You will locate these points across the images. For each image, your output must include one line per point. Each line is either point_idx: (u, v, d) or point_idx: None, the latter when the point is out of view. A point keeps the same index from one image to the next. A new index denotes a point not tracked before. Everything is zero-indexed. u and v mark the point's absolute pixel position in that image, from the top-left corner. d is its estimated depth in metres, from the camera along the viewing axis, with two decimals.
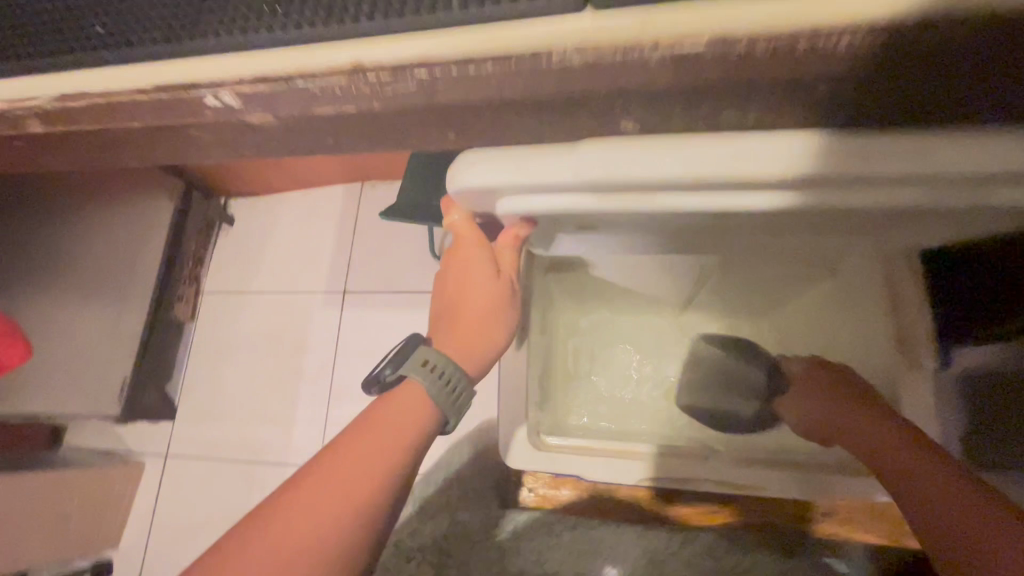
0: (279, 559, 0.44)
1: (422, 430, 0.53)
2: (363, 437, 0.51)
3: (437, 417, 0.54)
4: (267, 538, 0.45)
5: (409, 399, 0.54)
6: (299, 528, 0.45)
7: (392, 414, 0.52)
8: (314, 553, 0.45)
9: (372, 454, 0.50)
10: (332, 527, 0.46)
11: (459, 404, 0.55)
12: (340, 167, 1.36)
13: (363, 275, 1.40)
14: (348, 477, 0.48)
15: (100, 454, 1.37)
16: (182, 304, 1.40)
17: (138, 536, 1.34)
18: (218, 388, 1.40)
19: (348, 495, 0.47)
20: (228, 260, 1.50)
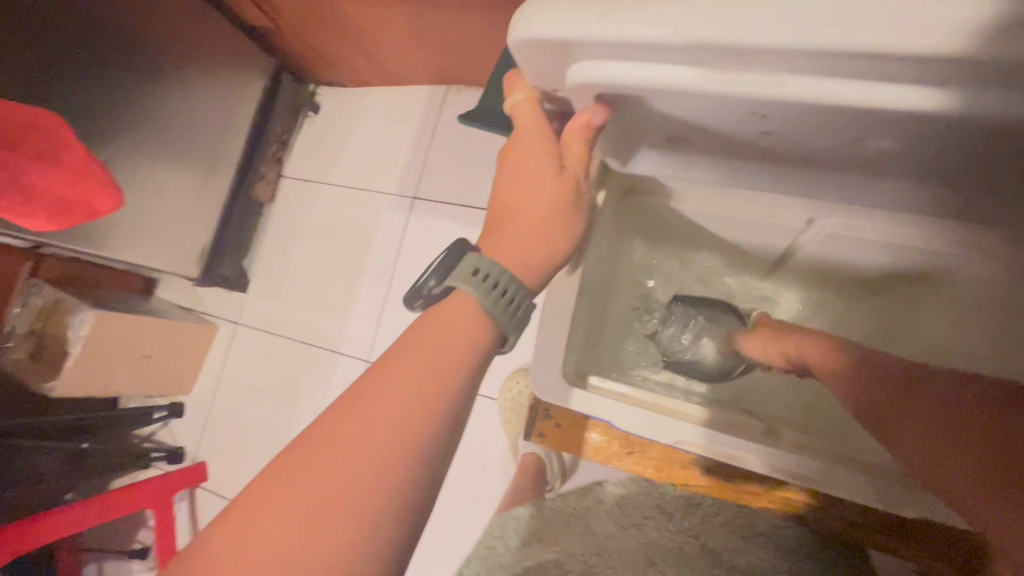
0: (312, 513, 0.35)
1: (476, 347, 0.41)
2: (399, 362, 0.39)
3: (494, 331, 0.42)
4: (293, 488, 0.35)
5: (456, 313, 0.41)
6: (332, 474, 0.36)
7: (441, 329, 0.41)
8: (355, 504, 0.35)
9: (413, 382, 0.38)
10: (374, 471, 0.36)
11: (519, 319, 0.42)
12: (427, 62, 1.29)
13: (434, 180, 1.37)
14: (386, 412, 0.37)
15: (181, 310, 1.50)
16: (262, 182, 1.44)
17: (206, 387, 1.48)
18: (286, 268, 1.47)
19: (389, 432, 0.37)
20: (308, 146, 1.52)
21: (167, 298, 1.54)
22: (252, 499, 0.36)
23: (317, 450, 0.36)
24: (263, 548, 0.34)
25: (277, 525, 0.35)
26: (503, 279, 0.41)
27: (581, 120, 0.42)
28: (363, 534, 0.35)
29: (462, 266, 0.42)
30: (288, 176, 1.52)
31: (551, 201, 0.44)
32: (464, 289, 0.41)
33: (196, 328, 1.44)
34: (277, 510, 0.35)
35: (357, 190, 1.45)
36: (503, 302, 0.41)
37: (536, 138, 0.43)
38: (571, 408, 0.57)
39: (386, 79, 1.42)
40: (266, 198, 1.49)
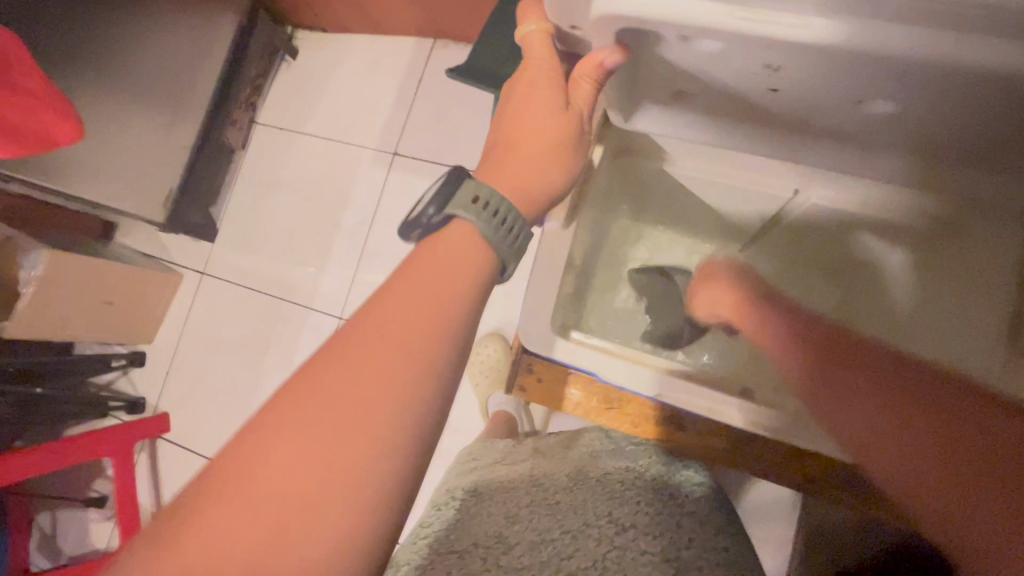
0: (316, 458, 0.32)
1: (479, 278, 0.39)
2: (392, 295, 0.36)
3: (494, 260, 0.40)
4: (292, 436, 0.32)
5: (457, 238, 0.39)
6: (328, 410, 0.33)
7: (436, 257, 0.38)
8: (338, 435, 0.33)
9: (407, 314, 0.36)
10: (380, 408, 0.33)
11: (518, 248, 0.41)
12: (415, 14, 1.25)
13: (416, 137, 1.33)
14: (386, 350, 0.34)
15: (143, 257, 1.44)
16: (233, 127, 1.37)
17: (168, 337, 1.44)
18: (257, 218, 1.41)
19: (392, 373, 0.34)
20: (284, 92, 1.45)
21: (126, 243, 1.47)
22: (246, 448, 0.32)
23: (313, 389, 0.33)
24: (267, 496, 0.31)
25: (265, 454, 0.32)
26: (503, 207, 0.40)
27: (594, 59, 0.40)
28: (373, 480, 0.33)
29: (462, 193, 0.40)
30: (262, 123, 1.45)
31: (551, 133, 0.42)
32: (466, 217, 0.40)
33: (160, 276, 1.39)
34: (279, 456, 0.32)
35: (337, 142, 1.40)
36: (505, 230, 0.40)
37: (540, 74, 0.42)
38: (552, 357, 0.58)
39: (370, 27, 1.36)
40: (238, 144, 1.42)
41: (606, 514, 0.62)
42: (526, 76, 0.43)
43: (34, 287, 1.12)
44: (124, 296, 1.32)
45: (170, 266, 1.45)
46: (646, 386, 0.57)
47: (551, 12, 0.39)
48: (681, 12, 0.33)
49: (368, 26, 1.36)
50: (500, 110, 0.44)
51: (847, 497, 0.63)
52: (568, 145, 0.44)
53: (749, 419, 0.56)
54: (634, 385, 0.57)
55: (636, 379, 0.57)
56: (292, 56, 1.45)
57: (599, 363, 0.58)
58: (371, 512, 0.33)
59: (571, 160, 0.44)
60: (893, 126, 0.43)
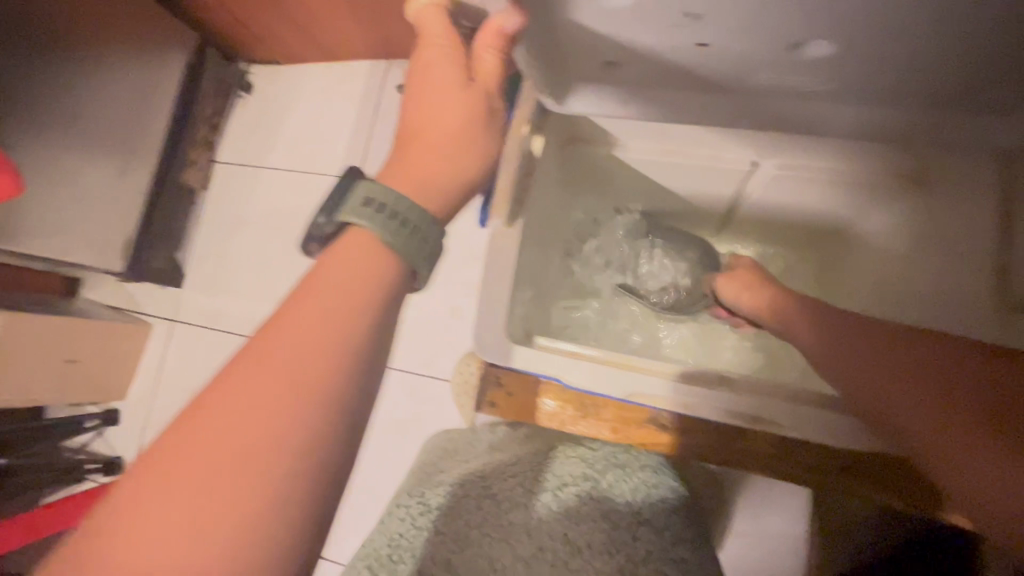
0: (205, 508, 0.30)
1: (387, 291, 0.35)
2: (289, 317, 0.33)
3: (402, 265, 0.37)
4: (176, 486, 0.30)
5: (357, 246, 0.36)
6: (215, 451, 0.31)
7: (335, 271, 0.35)
8: (229, 484, 0.30)
9: (304, 338, 0.32)
10: (276, 447, 0.31)
11: (428, 252, 0.37)
12: (363, 36, 1.23)
13: (378, 159, 1.31)
14: (277, 382, 0.31)
15: (109, 310, 1.39)
16: (191, 168, 1.35)
17: (142, 390, 1.38)
18: (223, 258, 1.38)
19: (288, 406, 0.31)
20: (241, 128, 1.43)
21: (92, 298, 1.42)
22: (127, 497, 0.30)
23: (200, 425, 0.31)
24: (147, 554, 0.29)
25: (145, 509, 0.30)
26: (407, 209, 0.36)
27: (493, 26, 0.39)
28: (265, 520, 0.30)
29: (353, 196, 0.37)
30: (222, 161, 1.42)
31: (456, 121, 0.40)
32: (362, 222, 0.36)
33: (128, 328, 1.34)
34: (161, 505, 0.29)
35: (300, 174, 1.37)
36: (403, 233, 0.36)
37: (438, 54, 0.40)
38: (513, 366, 0.53)
39: (323, 55, 1.35)
40: (199, 185, 1.39)
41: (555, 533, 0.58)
42: (424, 60, 0.41)
43: None
44: (90, 353, 1.27)
45: (139, 316, 1.40)
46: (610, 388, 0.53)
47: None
48: None
49: (319, 54, 1.35)
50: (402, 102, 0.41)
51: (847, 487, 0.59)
52: (476, 128, 0.41)
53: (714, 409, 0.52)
54: (598, 385, 0.54)
55: (599, 378, 0.53)
56: (246, 91, 1.43)
57: (560, 366, 0.54)
58: (260, 557, 0.30)
59: (484, 149, 0.41)
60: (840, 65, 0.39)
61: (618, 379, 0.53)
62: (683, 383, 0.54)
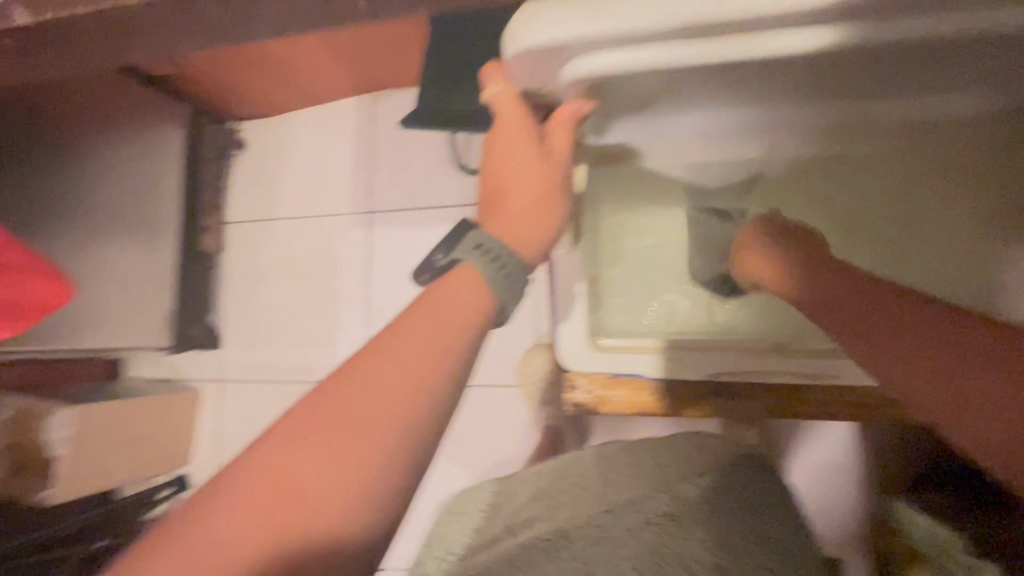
0: (321, 470, 0.35)
1: (478, 320, 0.42)
2: (402, 333, 0.39)
3: (494, 301, 0.43)
4: (302, 448, 0.35)
5: (459, 283, 0.43)
6: (337, 430, 0.36)
7: (440, 301, 0.41)
8: (349, 458, 0.35)
9: (419, 348, 0.38)
10: (388, 434, 0.36)
11: (516, 291, 0.44)
12: (347, 75, 1.27)
13: (385, 189, 1.36)
14: (394, 376, 0.37)
15: (157, 383, 1.43)
16: (208, 233, 1.39)
17: (204, 452, 1.43)
18: (256, 312, 1.42)
19: (399, 397, 0.37)
20: (244, 184, 1.47)
21: (136, 375, 1.47)
22: (261, 455, 0.36)
23: (330, 401, 0.37)
24: (269, 495, 0.34)
25: (277, 465, 0.35)
26: (503, 254, 0.44)
27: (568, 112, 0.50)
28: (372, 489, 0.36)
29: (465, 243, 0.45)
30: (232, 220, 1.46)
31: (533, 177, 0.48)
32: (469, 261, 0.43)
33: (180, 396, 1.38)
34: (286, 460, 0.35)
35: (312, 218, 1.41)
36: (503, 276, 0.43)
37: (514, 128, 0.49)
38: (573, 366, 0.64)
39: (309, 99, 1.39)
40: (216, 248, 1.43)
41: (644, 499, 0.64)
42: (501, 128, 0.49)
43: (66, 447, 1.13)
44: (151, 428, 1.31)
45: (186, 383, 1.45)
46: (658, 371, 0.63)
47: (520, 75, 0.48)
48: (648, 58, 0.46)
49: (306, 99, 1.38)
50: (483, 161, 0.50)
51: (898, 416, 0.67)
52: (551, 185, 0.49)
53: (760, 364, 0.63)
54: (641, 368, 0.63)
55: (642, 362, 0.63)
56: (241, 148, 1.46)
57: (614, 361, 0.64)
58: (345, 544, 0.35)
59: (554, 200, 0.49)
60: (845, 66, 0.44)
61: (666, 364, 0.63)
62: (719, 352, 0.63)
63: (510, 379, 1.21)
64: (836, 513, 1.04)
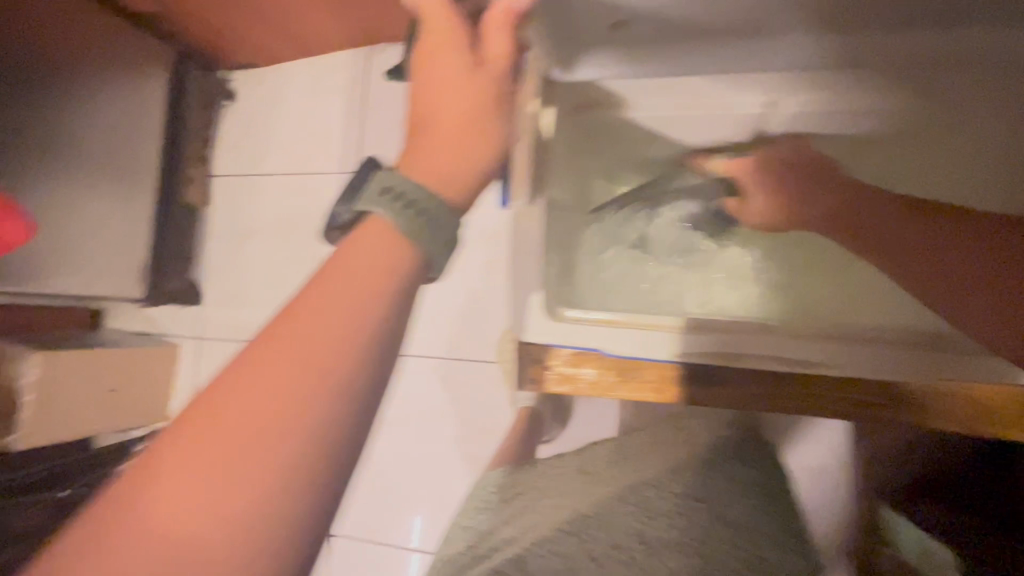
0: (209, 503, 0.28)
1: (399, 283, 0.34)
2: (295, 323, 0.31)
3: (416, 255, 0.35)
4: (183, 475, 0.29)
5: (373, 237, 0.35)
6: (224, 448, 0.29)
7: (349, 263, 0.33)
8: (243, 481, 0.29)
9: (316, 332, 0.31)
10: (288, 445, 0.29)
11: (443, 241, 0.36)
12: (340, 25, 1.20)
13: (374, 148, 1.29)
14: (287, 372, 0.30)
15: (135, 336, 1.40)
16: (190, 184, 1.34)
17: (179, 408, 1.40)
18: (237, 269, 1.38)
19: (296, 399, 0.30)
20: (231, 136, 1.41)
21: (115, 326, 1.44)
22: (132, 490, 0.29)
23: (214, 408, 0.30)
24: (148, 543, 0.28)
25: (156, 505, 0.28)
26: (421, 199, 0.36)
27: (501, 9, 0.44)
28: (277, 519, 0.29)
29: (373, 186, 0.37)
30: (218, 174, 1.41)
31: (460, 102, 0.41)
32: (380, 212, 0.36)
33: (156, 350, 1.35)
34: (164, 496, 0.28)
35: (298, 175, 1.35)
36: (420, 220, 0.35)
37: (439, 42, 0.43)
38: (526, 337, 0.60)
39: (301, 50, 1.32)
40: (200, 201, 1.38)
41: (638, 528, 0.54)
42: (425, 50, 0.43)
43: (32, 393, 1.11)
44: (125, 379, 1.29)
45: (164, 338, 1.42)
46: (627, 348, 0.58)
47: None
48: None
49: (298, 49, 1.32)
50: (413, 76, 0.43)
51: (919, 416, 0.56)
52: (486, 112, 0.42)
53: (737, 342, 0.57)
54: (609, 345, 0.59)
55: (610, 340, 0.58)
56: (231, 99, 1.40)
57: (577, 336, 0.60)
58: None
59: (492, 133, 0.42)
60: None
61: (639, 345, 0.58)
62: (696, 332, 0.57)
63: (491, 354, 1.16)
64: (821, 517, 0.98)
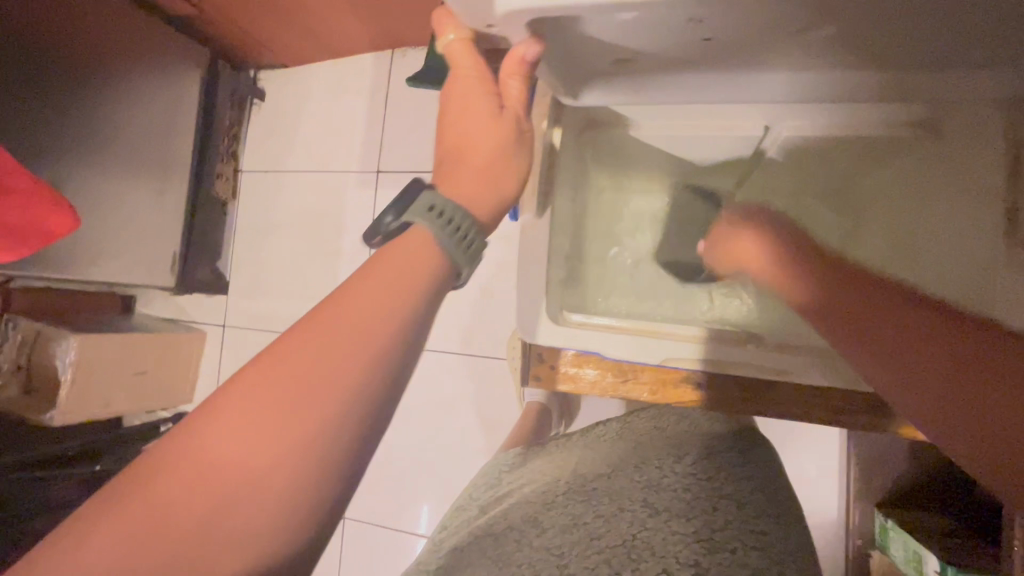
0: (254, 464, 0.31)
1: (430, 283, 0.37)
2: (326, 315, 0.34)
3: (447, 263, 0.39)
4: (231, 436, 0.31)
5: (413, 245, 0.39)
6: (271, 416, 0.31)
7: (389, 264, 0.37)
8: (286, 448, 0.31)
9: (360, 319, 0.34)
10: (330, 418, 0.32)
11: (472, 256, 0.40)
12: (365, 30, 1.24)
13: (394, 150, 1.34)
14: (333, 352, 0.33)
15: (164, 322, 1.48)
16: (219, 179, 1.40)
17: (203, 392, 1.47)
18: (261, 262, 1.44)
19: (340, 378, 0.32)
20: (259, 133, 1.47)
21: (146, 311, 1.52)
22: (182, 445, 0.31)
23: (264, 378, 0.32)
24: (194, 493, 0.30)
25: (204, 462, 0.30)
26: (458, 217, 0.40)
27: (516, 56, 0.45)
28: (313, 486, 0.32)
29: (418, 202, 0.41)
30: (246, 169, 1.47)
31: (489, 133, 0.45)
32: (422, 224, 0.40)
33: (184, 336, 1.42)
34: (214, 455, 0.31)
35: (322, 174, 1.41)
36: (459, 237, 0.39)
37: (469, 79, 0.47)
38: (540, 343, 0.62)
39: (328, 52, 1.37)
40: (228, 195, 1.44)
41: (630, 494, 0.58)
42: (456, 85, 0.47)
43: (71, 372, 1.19)
44: (154, 363, 1.36)
45: (191, 325, 1.49)
46: (636, 354, 0.60)
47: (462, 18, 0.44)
48: None
49: (325, 52, 1.37)
50: (443, 116, 0.47)
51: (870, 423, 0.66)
52: (513, 144, 0.46)
53: (736, 362, 0.60)
54: (619, 351, 0.61)
55: (621, 346, 0.61)
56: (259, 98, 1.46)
57: (592, 341, 0.61)
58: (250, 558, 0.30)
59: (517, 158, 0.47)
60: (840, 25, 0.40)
61: (649, 351, 0.61)
62: (699, 341, 0.61)
63: (501, 352, 1.20)
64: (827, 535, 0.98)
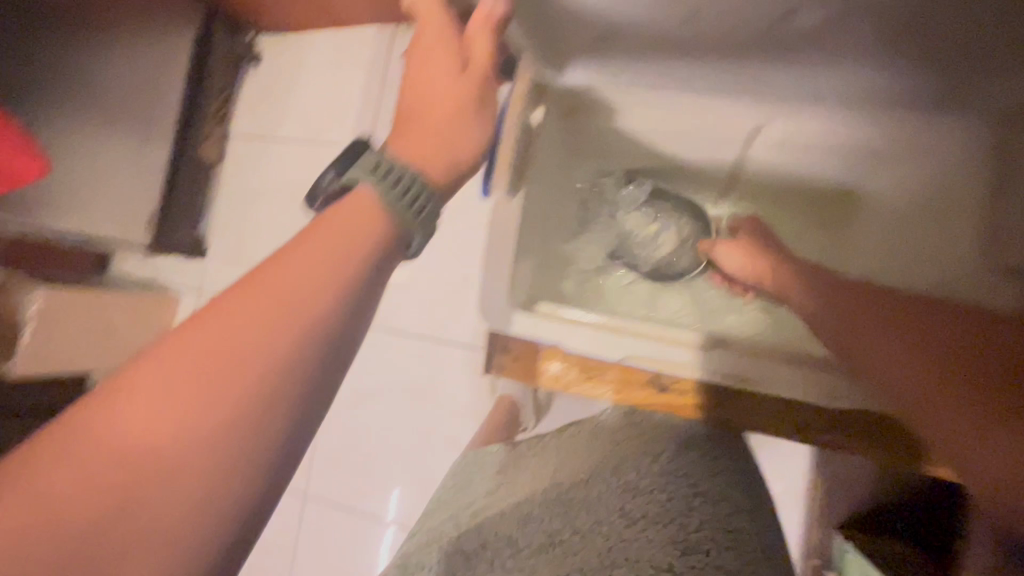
0: (173, 426, 0.30)
1: (371, 250, 0.37)
2: (233, 306, 0.33)
3: (391, 230, 0.39)
4: (152, 395, 0.31)
5: (356, 207, 0.38)
6: (193, 375, 0.31)
7: (328, 229, 0.37)
8: (205, 413, 0.31)
9: (291, 278, 0.33)
10: (253, 374, 0.31)
11: (422, 219, 0.41)
12: (367, 0, 1.21)
13: (388, 127, 1.31)
14: (260, 312, 0.32)
15: (139, 283, 1.44)
16: (206, 141, 1.37)
17: None
18: (242, 229, 1.41)
19: (265, 340, 0.32)
20: (252, 98, 1.43)
21: (121, 270, 1.48)
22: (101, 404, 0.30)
23: (189, 338, 0.32)
24: (111, 451, 0.30)
25: (121, 429, 0.30)
26: (402, 174, 0.40)
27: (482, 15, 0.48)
28: (235, 448, 0.31)
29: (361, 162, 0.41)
30: (235, 134, 1.43)
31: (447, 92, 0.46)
32: (367, 184, 0.39)
33: (157, 298, 1.39)
34: (131, 424, 0.30)
35: (312, 145, 1.38)
36: (406, 201, 0.40)
37: (436, 38, 0.48)
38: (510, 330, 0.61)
39: (329, 21, 1.34)
40: (214, 158, 1.41)
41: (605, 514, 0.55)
42: (422, 41, 0.48)
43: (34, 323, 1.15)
44: (124, 323, 1.33)
45: (166, 288, 1.45)
46: (598, 350, 0.60)
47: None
48: None
49: (326, 20, 1.33)
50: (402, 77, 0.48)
51: (829, 441, 0.66)
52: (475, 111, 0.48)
53: (704, 370, 0.59)
54: (584, 345, 0.60)
55: (585, 339, 0.60)
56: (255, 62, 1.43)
57: (557, 333, 0.61)
58: (175, 525, 0.30)
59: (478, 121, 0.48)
60: None
61: (611, 346, 0.60)
62: (664, 342, 0.60)
63: (478, 342, 1.18)
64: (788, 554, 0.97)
